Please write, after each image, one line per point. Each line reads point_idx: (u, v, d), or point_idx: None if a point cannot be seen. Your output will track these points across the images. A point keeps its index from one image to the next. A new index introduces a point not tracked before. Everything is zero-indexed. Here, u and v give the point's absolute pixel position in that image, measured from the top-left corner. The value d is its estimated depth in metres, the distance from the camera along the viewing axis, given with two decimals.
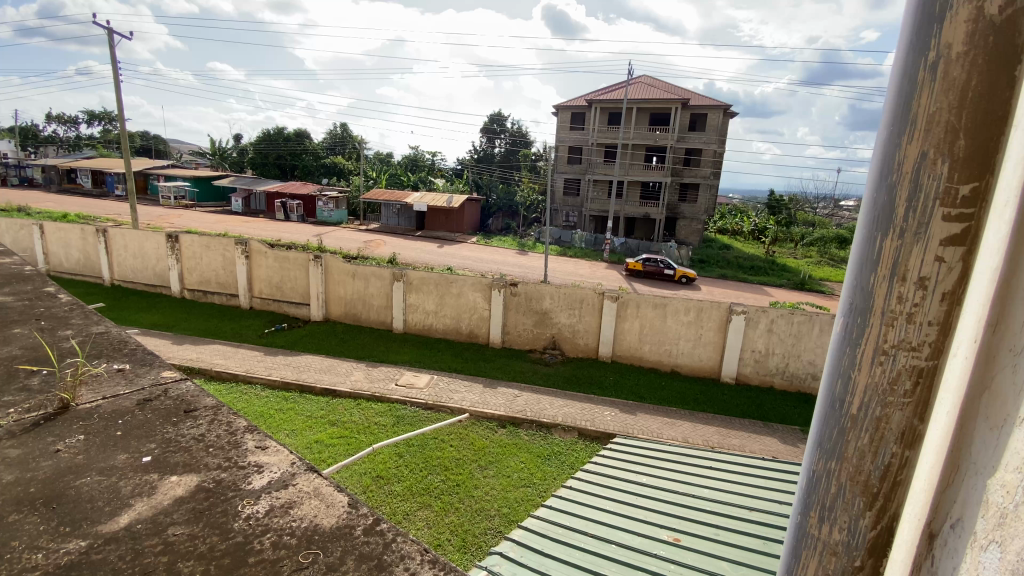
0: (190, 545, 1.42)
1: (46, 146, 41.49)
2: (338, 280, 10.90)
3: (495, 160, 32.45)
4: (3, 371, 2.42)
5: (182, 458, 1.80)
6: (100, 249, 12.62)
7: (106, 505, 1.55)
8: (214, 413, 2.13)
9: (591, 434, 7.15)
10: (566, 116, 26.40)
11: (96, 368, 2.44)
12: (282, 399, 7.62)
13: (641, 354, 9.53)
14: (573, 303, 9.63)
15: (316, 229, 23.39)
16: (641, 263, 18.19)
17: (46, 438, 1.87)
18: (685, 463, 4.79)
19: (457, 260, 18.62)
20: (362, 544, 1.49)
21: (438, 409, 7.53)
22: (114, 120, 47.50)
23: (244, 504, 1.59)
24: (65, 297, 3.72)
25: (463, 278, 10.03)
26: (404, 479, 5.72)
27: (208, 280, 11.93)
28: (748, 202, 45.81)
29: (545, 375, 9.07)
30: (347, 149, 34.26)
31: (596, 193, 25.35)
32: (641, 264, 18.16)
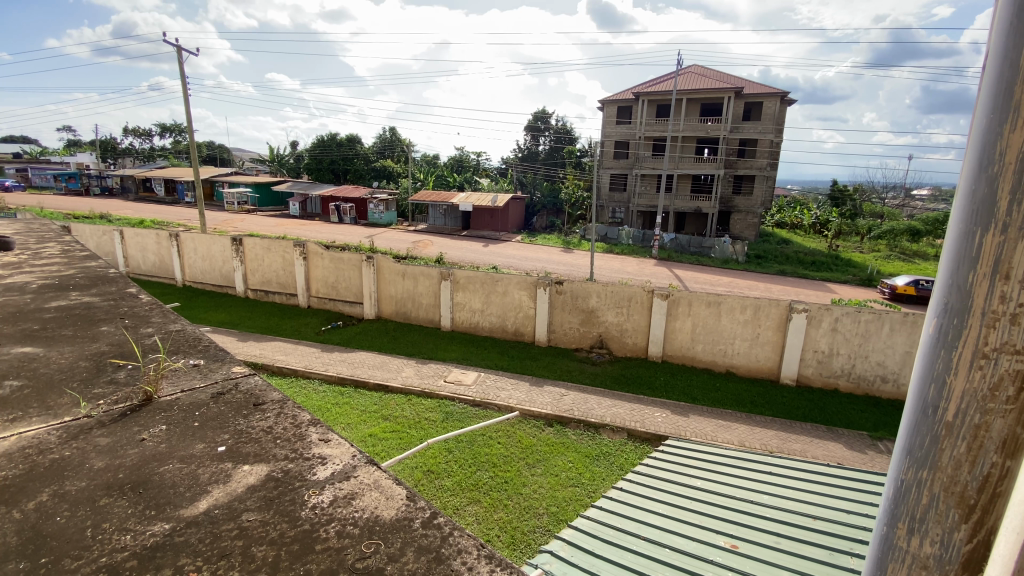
0: (262, 531, 1.49)
1: (125, 158, 44.98)
2: (389, 279, 11.22)
3: (539, 157, 32.33)
4: (95, 365, 2.65)
5: (253, 448, 1.90)
6: (173, 252, 13.55)
7: (187, 491, 1.67)
8: (280, 407, 2.25)
9: (641, 435, 7.02)
10: (612, 110, 25.96)
11: (175, 363, 2.62)
12: (337, 393, 7.93)
13: (693, 354, 9.24)
14: (620, 301, 9.46)
15: (367, 230, 24.16)
16: (911, 288, 15.43)
17: (132, 427, 2.03)
18: (743, 467, 4.61)
19: (503, 259, 18.76)
20: (420, 537, 1.52)
21: (486, 406, 7.61)
22: (184, 132, 50.99)
23: (310, 493, 1.66)
24: (144, 296, 4.04)
25: (508, 276, 10.08)
26: (454, 474, 5.83)
27: (270, 280, 12.58)
28: (808, 194, 43.44)
29: (593, 375, 8.96)
30: (396, 152, 35.18)
31: (644, 188, 24.78)
32: (912, 289, 15.40)
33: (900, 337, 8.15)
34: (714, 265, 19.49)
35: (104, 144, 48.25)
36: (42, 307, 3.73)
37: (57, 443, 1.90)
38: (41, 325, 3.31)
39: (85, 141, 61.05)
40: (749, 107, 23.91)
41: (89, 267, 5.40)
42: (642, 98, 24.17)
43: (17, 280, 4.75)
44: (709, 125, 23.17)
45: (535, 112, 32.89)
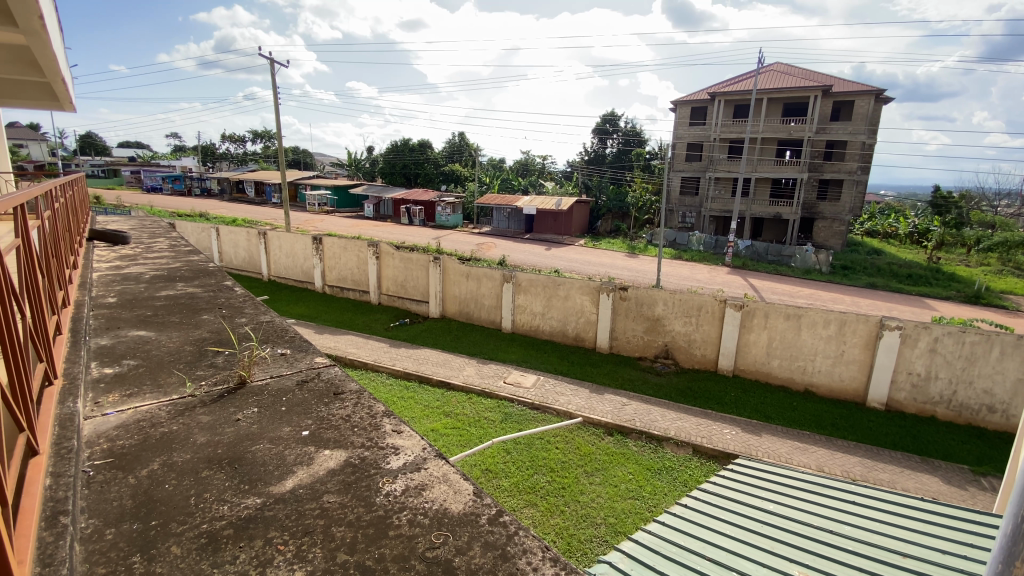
0: (341, 512, 1.59)
1: (221, 162, 49.18)
2: (454, 280, 11.51)
3: (606, 160, 31.79)
4: (197, 350, 2.91)
5: (333, 434, 2.03)
6: (261, 248, 14.65)
7: (275, 470, 1.79)
8: (358, 397, 2.38)
9: (707, 452, 6.72)
10: (685, 111, 25.06)
11: (265, 352, 2.84)
12: (403, 387, 8.23)
13: (768, 369, 8.74)
14: (689, 310, 9.11)
15: (434, 232, 24.93)
16: None
17: (229, 408, 2.22)
18: (823, 493, 4.28)
19: (566, 263, 18.65)
20: (486, 533, 1.55)
21: (546, 410, 7.59)
22: (274, 138, 55.00)
23: (384, 482, 1.74)
24: (239, 287, 4.40)
25: (571, 280, 10.00)
26: (512, 475, 5.87)
27: (345, 278, 13.30)
28: (905, 202, 39.70)
29: (657, 385, 8.68)
30: (464, 156, 35.98)
31: (718, 192, 23.70)
32: None
33: (1013, 363, 7.26)
34: (794, 275, 18.27)
35: (205, 150, 53.03)
36: (154, 296, 4.17)
37: (165, 417, 2.12)
38: (154, 311, 3.71)
39: (189, 146, 67.39)
40: (838, 107, 22.27)
41: (192, 261, 5.98)
42: (718, 99, 23.02)
43: (134, 271, 5.34)
44: (792, 126, 21.78)
45: (604, 114, 32.41)
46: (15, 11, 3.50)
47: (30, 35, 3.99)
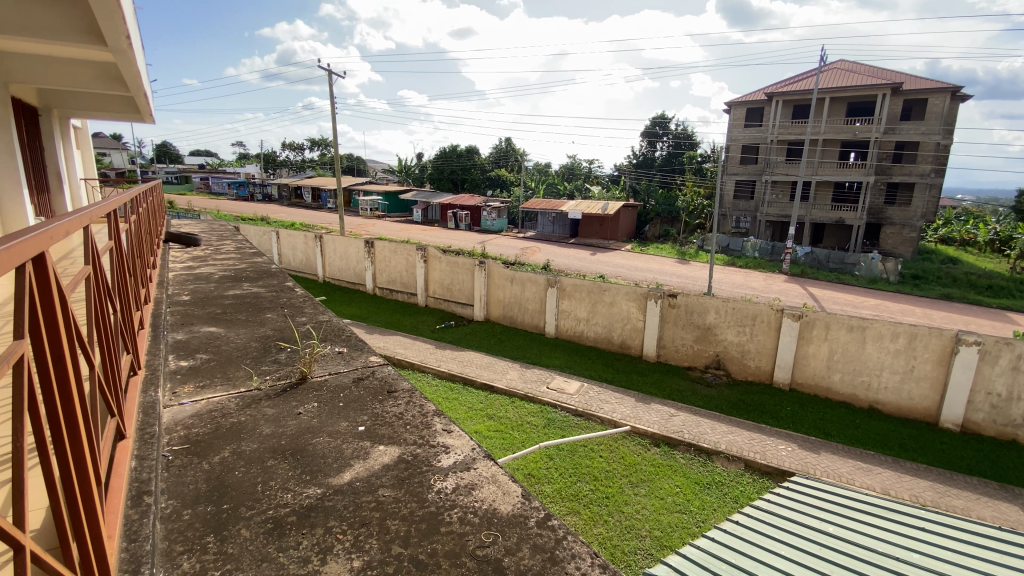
0: (395, 506, 1.64)
1: (281, 169, 51.81)
2: (499, 284, 11.61)
3: (656, 164, 31.19)
4: (263, 346, 3.09)
5: (387, 431, 2.10)
6: (316, 251, 15.33)
7: (334, 462, 1.88)
8: (410, 395, 2.45)
9: (760, 467, 6.44)
10: (740, 113, 24.22)
11: (324, 350, 2.97)
12: (448, 388, 8.38)
13: (829, 384, 8.28)
14: (743, 319, 8.77)
15: (479, 236, 25.21)
16: None
17: (292, 402, 2.35)
18: (889, 518, 4.01)
19: (612, 268, 18.40)
20: (535, 536, 1.56)
21: (589, 418, 7.51)
22: (330, 145, 57.39)
23: (435, 478, 1.79)
24: (299, 288, 4.62)
25: (617, 286, 9.86)
26: (554, 481, 5.85)
27: (394, 280, 13.69)
28: (985, 207, 36.59)
29: (707, 397, 8.39)
30: (511, 161, 36.30)
31: (774, 196, 22.72)
32: None
33: None
34: (858, 284, 17.21)
35: (267, 158, 56.07)
36: (223, 295, 4.46)
37: (235, 408, 2.26)
38: (223, 309, 3.96)
39: (252, 154, 71.44)
40: (909, 105, 20.91)
41: (255, 262, 6.33)
42: (776, 99, 22.29)
43: (204, 271, 5.73)
44: (857, 126, 20.61)
45: (654, 117, 31.82)
46: (106, 32, 3.85)
47: (119, 53, 4.37)
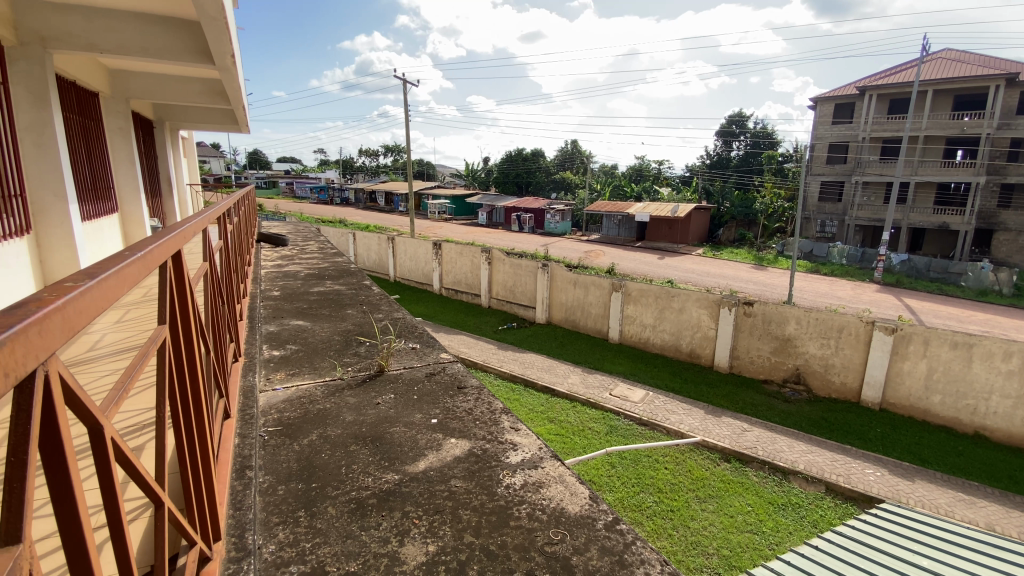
0: (466, 497, 1.71)
1: (358, 175, 54.68)
2: (561, 287, 11.58)
3: (731, 164, 29.77)
4: (345, 340, 3.29)
5: (458, 425, 2.18)
6: (388, 252, 16.06)
7: (410, 451, 1.98)
8: (479, 392, 2.52)
9: (843, 492, 5.98)
10: (828, 109, 22.45)
11: (399, 345, 3.12)
12: (509, 389, 8.47)
13: (927, 406, 7.53)
14: (827, 331, 8.18)
15: (543, 239, 25.30)
16: None
17: (371, 392, 2.49)
18: (996, 556, 3.58)
19: (681, 273, 17.78)
20: (603, 538, 1.57)
21: (654, 427, 7.30)
22: (403, 151, 59.95)
23: (505, 474, 1.84)
24: (375, 287, 4.87)
25: (687, 292, 9.50)
26: (616, 490, 5.74)
27: (460, 281, 14.05)
28: None
29: (784, 413, 7.90)
30: (576, 164, 36.13)
31: (865, 198, 20.97)
32: None
33: None
34: (963, 297, 15.51)
35: (345, 164, 59.58)
36: (309, 291, 4.81)
37: (321, 396, 2.44)
38: (309, 305, 4.26)
39: (332, 161, 76.03)
40: None
41: (336, 262, 6.73)
42: (868, 93, 20.70)
43: (291, 269, 6.19)
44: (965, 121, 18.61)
45: (729, 116, 30.44)
46: (214, 51, 4.25)
47: (224, 71, 4.82)
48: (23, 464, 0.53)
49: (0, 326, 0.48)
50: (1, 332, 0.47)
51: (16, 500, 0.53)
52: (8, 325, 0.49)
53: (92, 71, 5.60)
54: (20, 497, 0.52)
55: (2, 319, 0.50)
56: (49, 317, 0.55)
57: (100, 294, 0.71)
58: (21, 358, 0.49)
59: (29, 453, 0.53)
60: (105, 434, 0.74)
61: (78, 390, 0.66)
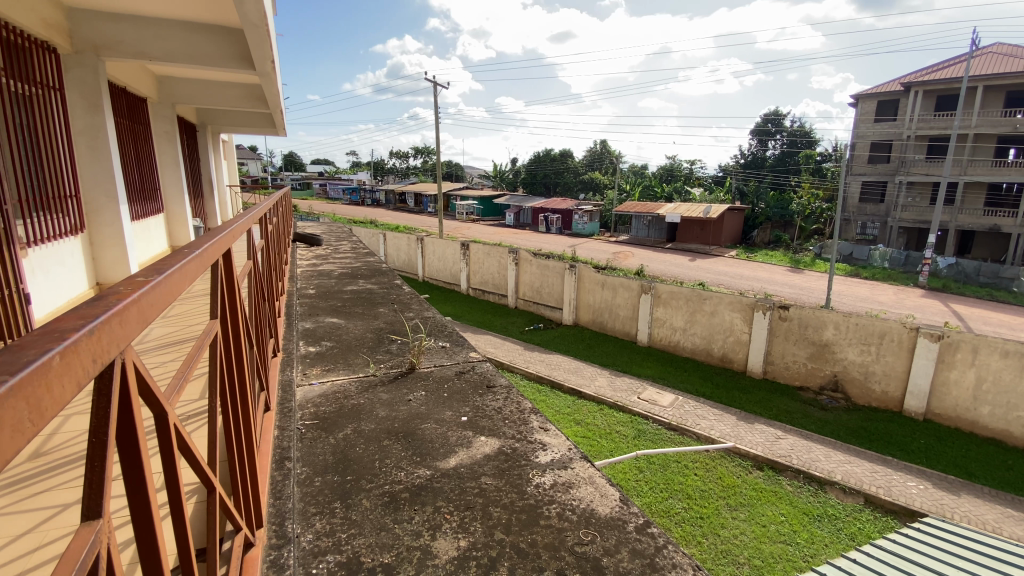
0: (497, 494, 1.73)
1: (388, 176, 55.61)
2: (589, 288, 11.50)
3: (766, 164, 28.98)
4: (378, 338, 3.36)
5: (488, 423, 2.20)
6: (417, 252, 16.28)
7: (441, 447, 2.01)
8: (508, 392, 2.54)
9: (883, 504, 5.74)
10: (870, 106, 21.63)
11: (430, 344, 3.16)
12: (536, 389, 8.46)
13: (975, 418, 7.18)
14: (867, 338, 7.88)
15: (571, 240, 25.18)
16: None
17: (403, 389, 2.54)
18: None
19: (712, 275, 17.41)
20: (634, 540, 1.56)
21: (684, 432, 7.17)
22: (432, 153, 60.70)
23: (534, 473, 1.85)
24: (406, 286, 4.94)
25: (719, 295, 9.30)
26: (644, 495, 5.66)
27: (487, 282, 14.12)
28: None
29: (821, 421, 7.64)
30: (605, 164, 35.82)
31: (910, 199, 20.08)
32: None
33: None
34: (1016, 303, 14.68)
35: (377, 166, 60.67)
36: (342, 290, 4.92)
37: (355, 391, 2.50)
38: (343, 303, 4.37)
39: (363, 163, 77.56)
40: None
41: (368, 262, 6.87)
42: (913, 89, 19.88)
43: (324, 268, 6.35)
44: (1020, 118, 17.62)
45: (765, 114, 29.66)
46: (256, 57, 4.40)
47: (264, 76, 4.99)
48: (103, 446, 0.57)
49: (86, 317, 0.53)
50: (88, 321, 0.51)
51: (96, 480, 0.57)
52: (94, 315, 0.53)
53: (140, 77, 5.88)
54: (104, 476, 0.57)
55: (86, 310, 0.55)
56: (127, 307, 0.59)
57: (168, 289, 0.76)
58: (105, 346, 0.54)
59: (110, 433, 0.57)
60: (170, 418, 0.79)
61: (148, 378, 0.71)
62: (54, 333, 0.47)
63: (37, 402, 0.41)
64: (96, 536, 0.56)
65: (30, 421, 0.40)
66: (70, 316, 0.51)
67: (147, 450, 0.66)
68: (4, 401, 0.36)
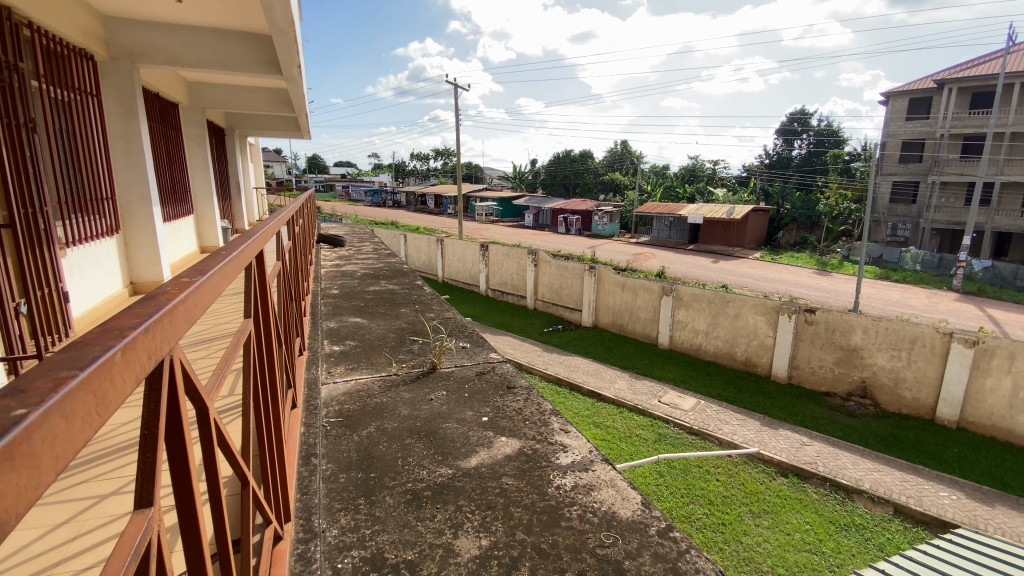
0: (518, 494, 1.73)
1: (409, 178, 56.15)
2: (609, 290, 11.42)
3: (792, 164, 28.37)
4: (399, 338, 3.40)
5: (508, 424, 2.21)
6: (436, 253, 16.41)
7: (462, 447, 2.02)
8: (528, 393, 2.54)
9: (914, 515, 5.56)
10: (901, 104, 21.01)
11: (450, 344, 3.19)
12: (555, 391, 8.44)
13: (1012, 427, 6.91)
14: (898, 343, 7.65)
15: (591, 241, 25.02)
16: None
17: (425, 388, 2.57)
18: None
19: (736, 278, 17.11)
20: (656, 544, 1.54)
21: (706, 437, 7.06)
22: (453, 155, 61.08)
23: (555, 475, 1.85)
24: (427, 287, 4.99)
25: (743, 298, 9.13)
26: (664, 499, 5.60)
27: (506, 283, 14.14)
28: None
29: (848, 428, 7.45)
30: (626, 164, 35.54)
31: (944, 199, 19.44)
32: None
33: None
34: None
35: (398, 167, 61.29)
36: (365, 290, 4.99)
37: (378, 390, 2.54)
38: (366, 303, 4.43)
39: (384, 164, 78.46)
40: None
41: (390, 263, 6.96)
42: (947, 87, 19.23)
43: (348, 268, 6.46)
44: None
45: (791, 114, 29.07)
46: (283, 62, 4.50)
47: (291, 81, 5.10)
48: (155, 438, 0.60)
49: (142, 316, 0.58)
50: (144, 321, 0.56)
51: (147, 470, 0.60)
52: (149, 315, 0.58)
53: (172, 83, 6.07)
54: (156, 469, 0.59)
55: (141, 310, 0.59)
56: (176, 308, 0.64)
57: (209, 290, 0.79)
58: (158, 343, 0.59)
59: (161, 426, 0.61)
60: (211, 415, 0.82)
61: (194, 375, 0.75)
62: (114, 333, 0.53)
63: (101, 395, 0.46)
64: (149, 523, 0.59)
65: (95, 413, 0.45)
66: (129, 316, 0.56)
67: (190, 444, 0.68)
68: (75, 396, 0.42)
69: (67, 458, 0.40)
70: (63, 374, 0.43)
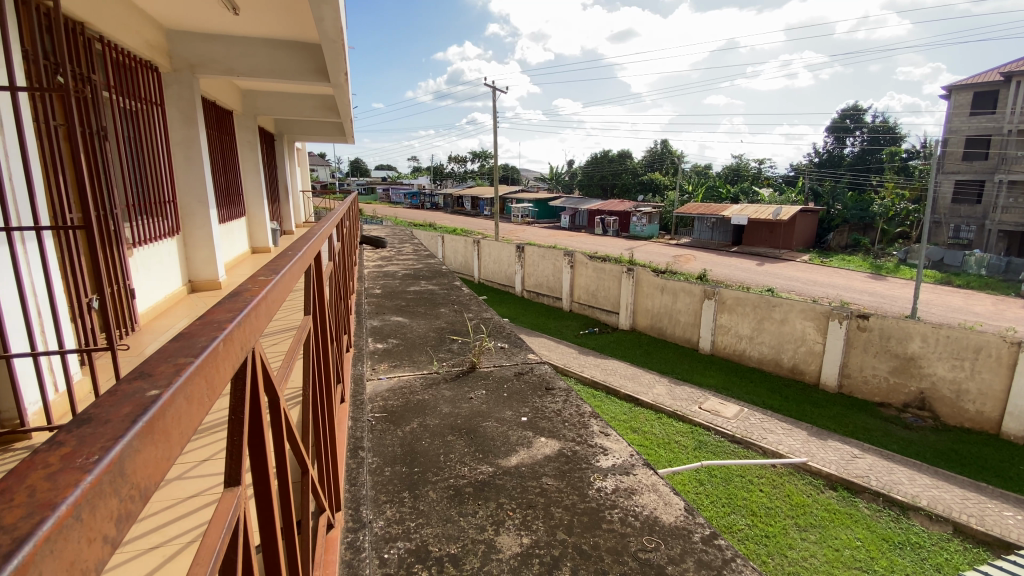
0: (558, 494, 1.74)
1: (447, 180, 56.87)
2: (647, 293, 11.23)
3: (844, 162, 27.10)
4: (439, 337, 3.46)
5: (547, 425, 2.21)
6: (473, 253, 16.58)
7: (502, 445, 2.04)
8: (567, 395, 2.54)
9: (976, 535, 5.22)
10: (965, 98, 19.68)
11: (489, 344, 3.22)
12: (591, 394, 8.36)
13: None
14: (960, 352, 7.19)
15: (629, 243, 24.63)
16: None
17: (464, 387, 2.60)
18: None
19: (782, 281, 16.48)
20: (700, 551, 1.51)
21: (749, 446, 6.84)
22: (490, 157, 61.50)
23: (596, 477, 1.84)
24: (466, 288, 5.05)
25: (790, 302, 8.79)
26: (704, 508, 5.45)
27: (541, 284, 14.13)
28: None
29: (904, 441, 7.05)
30: (665, 165, 34.85)
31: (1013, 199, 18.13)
32: None
33: None
34: None
35: (436, 170, 62.17)
36: (406, 290, 5.10)
37: (420, 387, 2.60)
38: (406, 303, 4.52)
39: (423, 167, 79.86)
40: None
41: (429, 263, 7.08)
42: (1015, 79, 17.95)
43: (389, 269, 6.61)
44: None
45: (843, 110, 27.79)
46: (330, 70, 4.66)
47: (337, 87, 5.26)
48: (241, 424, 0.65)
49: (235, 311, 0.62)
50: (236, 313, 0.61)
51: (236, 454, 0.65)
52: (239, 309, 0.63)
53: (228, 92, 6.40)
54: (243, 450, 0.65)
55: (232, 305, 0.64)
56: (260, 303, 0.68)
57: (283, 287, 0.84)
58: (248, 335, 0.64)
59: (246, 413, 0.66)
60: (281, 404, 0.88)
61: (269, 369, 0.80)
62: (212, 324, 0.58)
63: (212, 379, 0.52)
64: (237, 501, 0.64)
65: (206, 395, 0.51)
66: (222, 310, 0.61)
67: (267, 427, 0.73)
68: (191, 380, 0.47)
69: (189, 435, 0.46)
70: (181, 359, 0.49)
